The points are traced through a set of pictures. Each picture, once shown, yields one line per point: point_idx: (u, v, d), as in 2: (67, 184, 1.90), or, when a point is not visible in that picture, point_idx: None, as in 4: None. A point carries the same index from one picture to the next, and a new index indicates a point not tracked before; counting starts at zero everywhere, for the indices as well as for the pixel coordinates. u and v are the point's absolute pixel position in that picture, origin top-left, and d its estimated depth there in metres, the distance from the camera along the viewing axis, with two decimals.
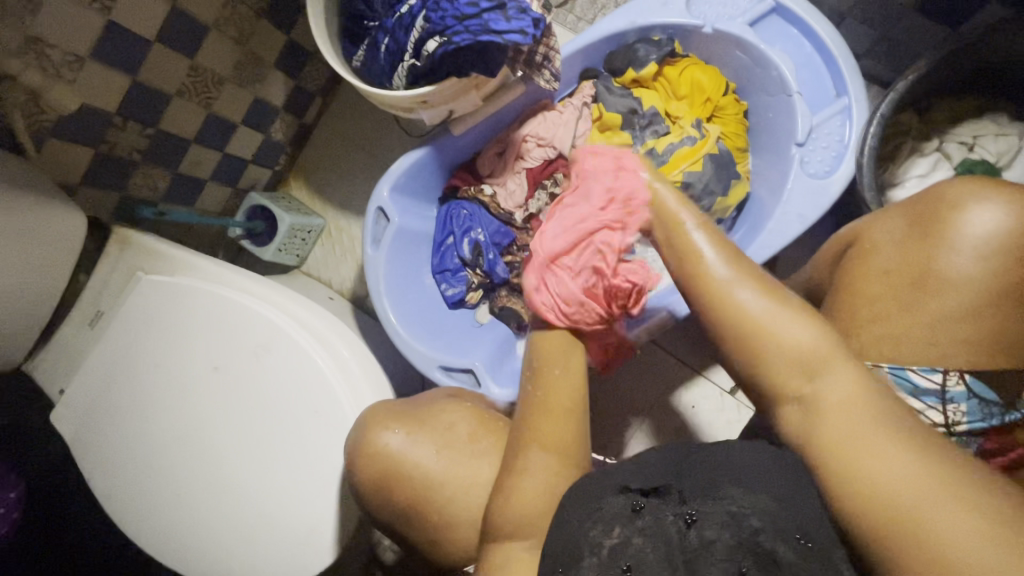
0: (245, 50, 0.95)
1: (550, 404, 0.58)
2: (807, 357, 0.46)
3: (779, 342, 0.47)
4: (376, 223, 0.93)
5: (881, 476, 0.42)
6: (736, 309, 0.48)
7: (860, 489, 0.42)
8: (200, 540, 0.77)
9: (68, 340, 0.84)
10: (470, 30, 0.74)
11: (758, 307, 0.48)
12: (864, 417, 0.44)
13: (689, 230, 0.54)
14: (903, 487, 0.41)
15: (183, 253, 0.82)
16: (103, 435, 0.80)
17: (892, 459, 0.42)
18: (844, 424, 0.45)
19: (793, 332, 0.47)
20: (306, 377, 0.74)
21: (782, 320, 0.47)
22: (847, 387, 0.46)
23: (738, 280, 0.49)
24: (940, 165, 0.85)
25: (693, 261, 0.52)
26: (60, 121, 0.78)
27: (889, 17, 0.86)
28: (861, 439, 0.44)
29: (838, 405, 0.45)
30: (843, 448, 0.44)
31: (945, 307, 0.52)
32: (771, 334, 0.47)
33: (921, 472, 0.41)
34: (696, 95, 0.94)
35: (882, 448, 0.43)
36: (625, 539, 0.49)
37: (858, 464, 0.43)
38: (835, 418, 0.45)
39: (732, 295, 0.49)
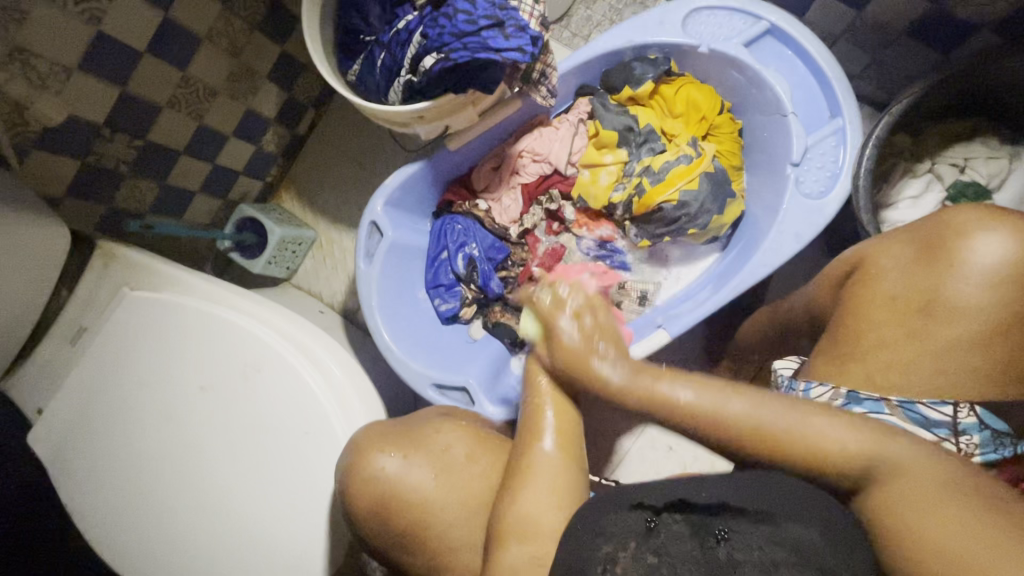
0: (237, 62, 0.93)
1: (560, 420, 0.58)
2: (854, 456, 0.48)
3: (817, 440, 0.49)
4: (369, 238, 0.92)
5: (930, 532, 0.44)
6: (743, 425, 0.49)
7: (915, 550, 0.44)
8: (183, 565, 0.74)
9: (48, 356, 0.81)
10: (467, 48, 0.73)
11: (752, 413, 0.49)
12: (921, 487, 0.46)
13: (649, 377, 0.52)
14: (964, 549, 0.42)
15: (171, 268, 0.80)
16: (83, 455, 0.77)
17: (945, 521, 0.44)
18: (902, 494, 0.46)
19: (827, 429, 0.49)
20: (296, 397, 0.72)
21: (771, 411, 0.49)
22: (903, 456, 0.48)
23: (722, 399, 0.50)
24: (931, 187, 0.86)
25: (671, 401, 0.51)
26: (46, 132, 0.76)
27: (881, 41, 0.87)
28: (910, 502, 0.46)
29: (893, 475, 0.48)
30: (900, 512, 0.46)
31: (952, 335, 0.52)
32: (804, 438, 0.49)
33: (971, 525, 0.43)
34: (692, 115, 0.94)
35: (940, 510, 0.44)
36: (637, 558, 0.48)
37: (912, 525, 0.45)
38: (886, 486, 0.48)
39: (717, 403, 0.50)
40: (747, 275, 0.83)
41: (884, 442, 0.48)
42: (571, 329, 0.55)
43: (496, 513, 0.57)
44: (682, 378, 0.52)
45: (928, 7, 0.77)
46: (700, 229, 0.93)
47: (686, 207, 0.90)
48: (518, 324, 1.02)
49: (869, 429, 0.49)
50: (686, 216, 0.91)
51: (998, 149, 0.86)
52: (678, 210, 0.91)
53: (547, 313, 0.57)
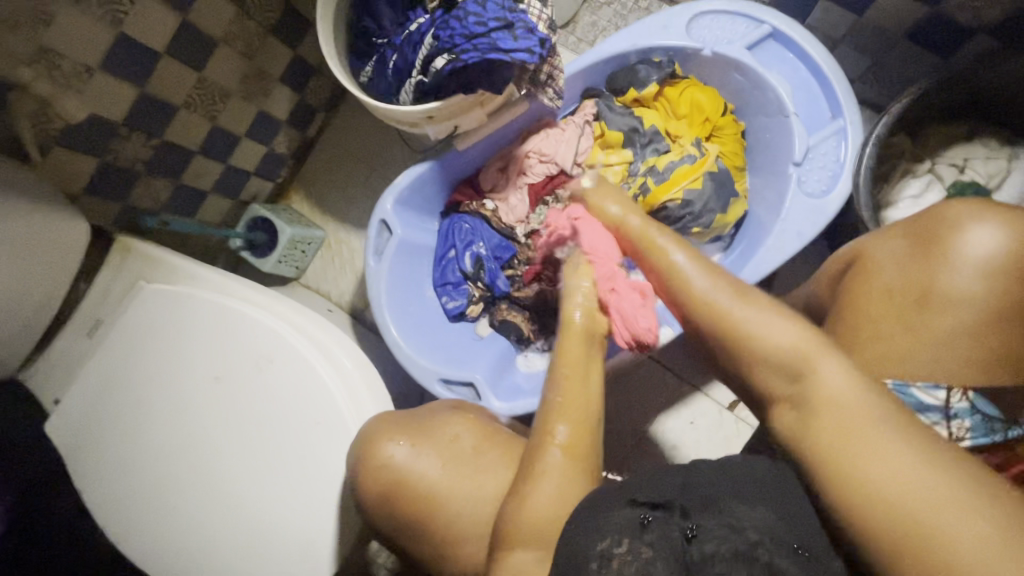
0: (252, 64, 0.96)
1: (574, 416, 0.58)
2: (797, 354, 0.45)
3: (760, 344, 0.46)
4: (379, 236, 0.94)
5: (879, 473, 0.40)
6: (722, 318, 0.48)
7: (858, 489, 0.40)
8: (194, 555, 0.75)
9: (65, 349, 0.83)
10: (478, 48, 0.75)
11: (743, 313, 0.47)
12: (856, 414, 0.42)
13: (665, 244, 0.56)
14: (912, 485, 0.39)
15: (186, 262, 0.82)
16: (98, 446, 0.79)
17: (885, 449, 0.40)
18: (839, 419, 0.42)
19: (773, 330, 0.46)
20: (307, 389, 0.74)
21: (748, 311, 0.47)
22: (840, 383, 0.43)
23: (721, 293, 0.49)
24: (932, 187, 0.88)
25: (676, 270, 0.52)
26: (67, 131, 0.78)
27: (880, 46, 0.89)
28: (858, 436, 0.41)
29: (826, 401, 0.43)
30: (840, 442, 0.42)
31: (946, 323, 0.53)
32: (756, 343, 0.46)
33: (920, 464, 0.39)
34: (696, 116, 0.96)
35: (879, 446, 0.40)
36: (633, 551, 0.49)
37: (859, 461, 0.41)
38: (832, 416, 0.43)
39: (716, 300, 0.49)
40: (750, 273, 0.84)
41: (839, 376, 0.44)
42: (636, 222, 0.62)
43: (504, 516, 0.58)
44: (693, 256, 0.53)
45: (926, 11, 0.79)
46: (704, 228, 0.95)
47: (690, 206, 0.93)
48: (523, 322, 1.02)
49: (817, 338, 0.45)
50: (690, 215, 0.93)
51: (997, 149, 0.87)
52: (682, 208, 0.93)
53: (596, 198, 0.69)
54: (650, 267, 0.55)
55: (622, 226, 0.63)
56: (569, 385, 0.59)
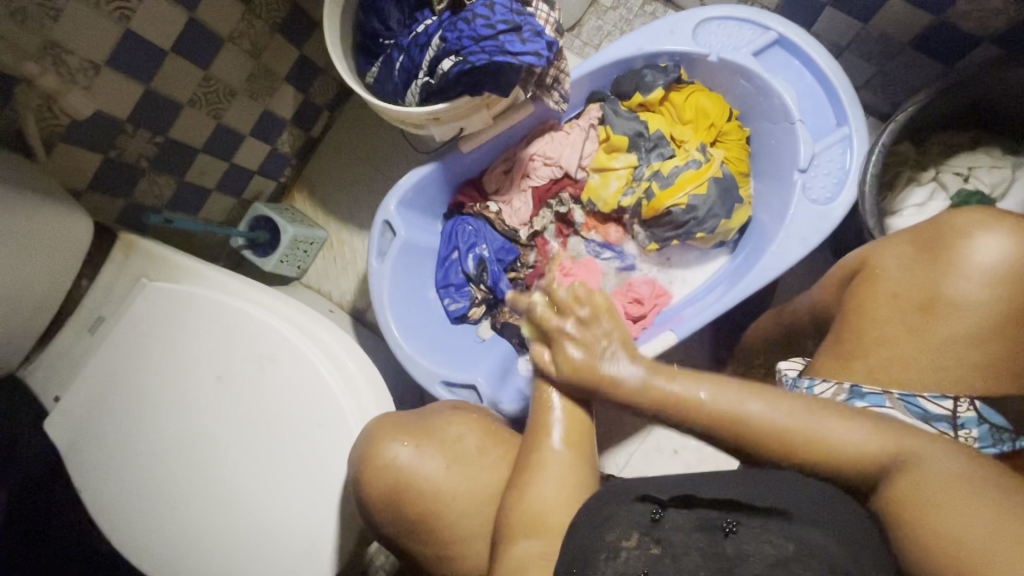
0: (258, 63, 0.96)
1: (566, 404, 0.59)
2: (862, 447, 0.50)
3: (824, 438, 0.50)
4: (382, 237, 0.93)
5: (962, 534, 0.43)
6: (755, 424, 0.52)
7: (945, 546, 0.43)
8: (193, 554, 0.75)
9: (66, 346, 0.83)
10: (485, 51, 0.75)
11: (773, 416, 0.52)
12: (939, 479, 0.46)
13: (666, 381, 0.55)
14: (986, 549, 0.41)
15: (190, 261, 0.82)
16: (97, 444, 0.78)
17: (959, 515, 0.44)
18: (919, 493, 0.46)
19: (829, 428, 0.51)
20: (311, 388, 0.73)
21: (774, 408, 0.52)
22: (929, 460, 0.48)
23: (745, 397, 0.53)
24: (936, 195, 0.88)
25: (681, 392, 0.54)
26: (72, 126, 0.78)
27: (885, 54, 0.89)
28: (939, 504, 0.45)
29: (912, 483, 0.47)
30: (919, 513, 0.46)
31: (952, 330, 0.54)
32: (810, 436, 0.51)
33: (995, 523, 0.42)
34: (701, 121, 0.97)
35: (959, 517, 0.44)
36: (642, 546, 0.50)
37: (939, 525, 0.44)
38: (913, 491, 0.47)
39: (747, 398, 0.53)
40: (754, 278, 0.84)
41: (933, 456, 0.48)
42: (577, 350, 0.57)
43: (506, 510, 0.58)
44: (695, 376, 0.55)
45: (932, 19, 0.79)
46: (708, 233, 0.95)
47: (695, 211, 0.93)
48: (526, 324, 1.02)
49: (881, 430, 0.50)
50: (695, 220, 0.93)
51: (1000, 158, 0.87)
52: (686, 214, 0.93)
53: (553, 324, 0.59)
54: (654, 402, 0.55)
55: (590, 369, 0.57)
56: (560, 381, 0.60)
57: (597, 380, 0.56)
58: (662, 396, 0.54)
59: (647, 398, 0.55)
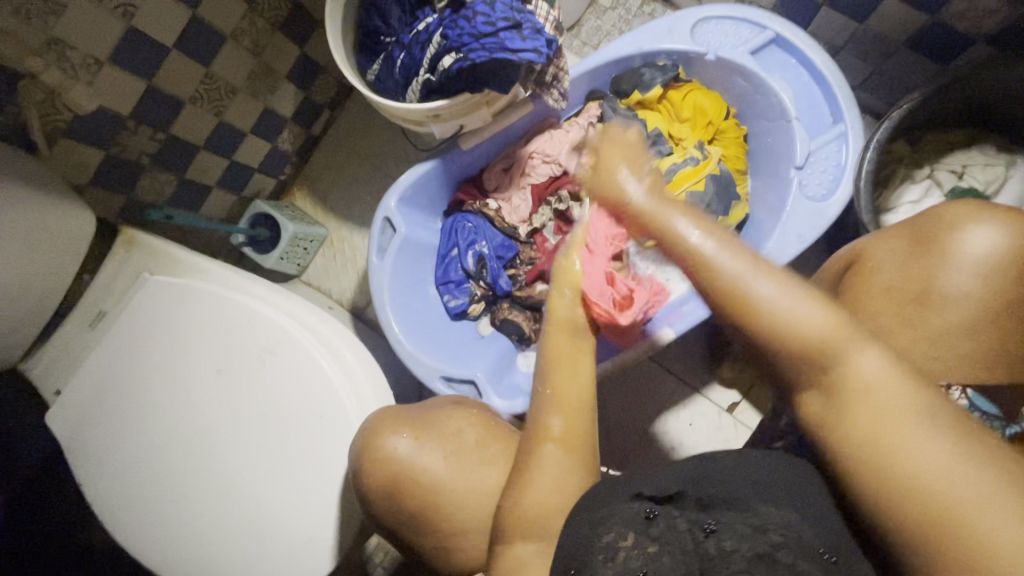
0: (259, 61, 0.97)
1: (566, 405, 0.57)
2: (826, 337, 0.41)
3: (792, 325, 0.41)
4: (382, 233, 0.94)
5: (922, 467, 0.38)
6: (739, 293, 0.42)
7: (905, 480, 0.38)
8: (195, 547, 0.75)
9: (67, 341, 0.83)
10: (485, 48, 0.76)
11: (767, 287, 0.42)
12: (897, 406, 0.39)
13: (670, 214, 0.48)
14: (960, 486, 0.37)
15: (191, 255, 0.83)
16: (99, 438, 0.79)
17: (924, 441, 0.38)
18: (877, 408, 0.40)
19: (803, 312, 0.41)
20: (311, 380, 0.74)
21: (746, 269, 0.43)
22: (878, 373, 0.40)
23: (728, 256, 0.44)
24: (930, 192, 0.89)
25: (677, 245, 0.46)
26: (75, 122, 0.78)
27: (881, 53, 0.90)
28: (899, 429, 0.39)
29: (862, 395, 0.40)
30: (879, 440, 0.39)
31: (945, 321, 0.54)
32: (779, 318, 0.41)
33: (960, 461, 0.37)
34: (699, 119, 0.98)
35: (926, 446, 0.38)
36: (638, 546, 0.51)
37: (901, 454, 0.39)
38: (869, 405, 0.40)
39: (730, 276, 0.43)
40: None
41: (874, 364, 0.41)
42: (637, 188, 0.53)
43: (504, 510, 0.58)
44: (696, 225, 0.46)
45: (926, 19, 0.80)
46: None
47: None
48: (525, 321, 1.03)
49: (848, 323, 0.41)
50: None
51: (995, 156, 0.89)
52: None
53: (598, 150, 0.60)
54: (652, 233, 0.49)
55: (617, 194, 0.54)
56: (557, 376, 0.59)
57: (619, 202, 0.54)
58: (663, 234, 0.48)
59: (654, 225, 0.49)
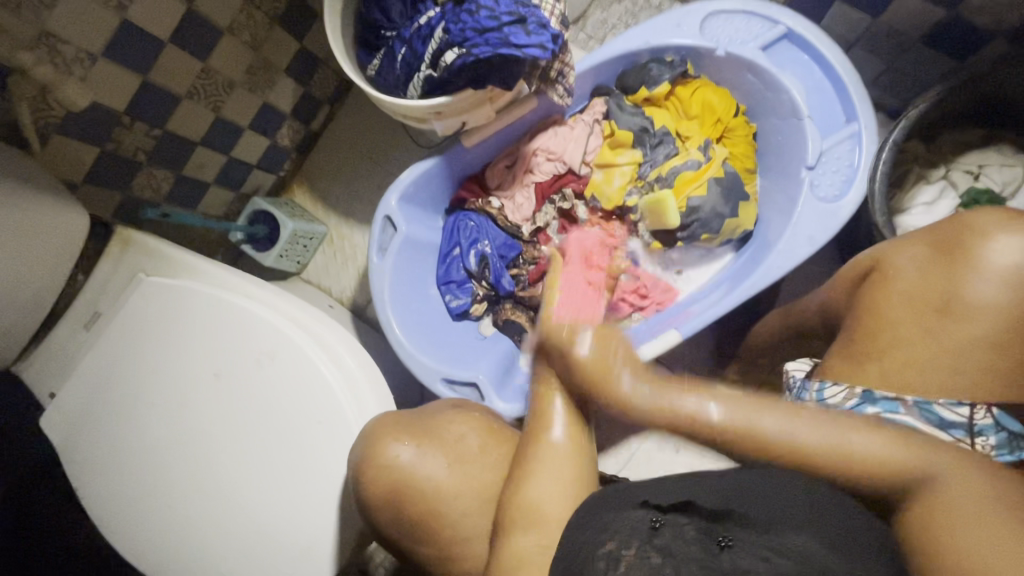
0: (257, 55, 0.94)
1: (566, 398, 0.59)
2: (879, 463, 0.47)
3: (846, 455, 0.48)
4: (382, 232, 0.92)
5: (984, 556, 0.42)
6: (688, 422, 0.50)
7: (966, 574, 0.42)
8: (192, 553, 0.74)
9: (62, 341, 0.82)
10: (489, 43, 0.74)
11: (723, 415, 0.49)
12: (961, 510, 0.45)
13: (609, 367, 0.52)
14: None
15: (188, 255, 0.81)
16: (94, 441, 0.77)
17: (977, 539, 0.43)
18: (945, 516, 0.45)
19: (851, 443, 0.48)
20: (310, 385, 0.72)
21: (762, 418, 0.49)
22: (907, 459, 0.47)
23: (676, 395, 0.51)
24: (946, 194, 0.87)
25: (614, 386, 0.52)
26: (68, 118, 0.76)
27: (896, 49, 0.87)
28: (956, 527, 0.44)
29: (939, 502, 0.46)
30: (950, 531, 0.45)
31: (974, 333, 0.52)
32: (794, 446, 0.49)
33: (1013, 549, 0.42)
34: (707, 116, 0.96)
35: (989, 535, 0.43)
36: (642, 555, 0.46)
37: (955, 549, 0.44)
38: (931, 513, 0.46)
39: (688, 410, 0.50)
40: (759, 277, 0.83)
41: (904, 453, 0.48)
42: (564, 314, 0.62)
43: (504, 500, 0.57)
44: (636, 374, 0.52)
45: (944, 14, 0.77)
46: (713, 234, 0.94)
47: (697, 212, 0.92)
48: (529, 322, 1.02)
49: (896, 439, 0.48)
50: (698, 222, 0.93)
51: (1013, 156, 0.86)
52: (689, 215, 0.92)
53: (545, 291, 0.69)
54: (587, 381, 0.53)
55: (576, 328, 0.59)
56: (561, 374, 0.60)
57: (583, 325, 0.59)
58: (591, 380, 0.53)
59: (587, 380, 0.53)
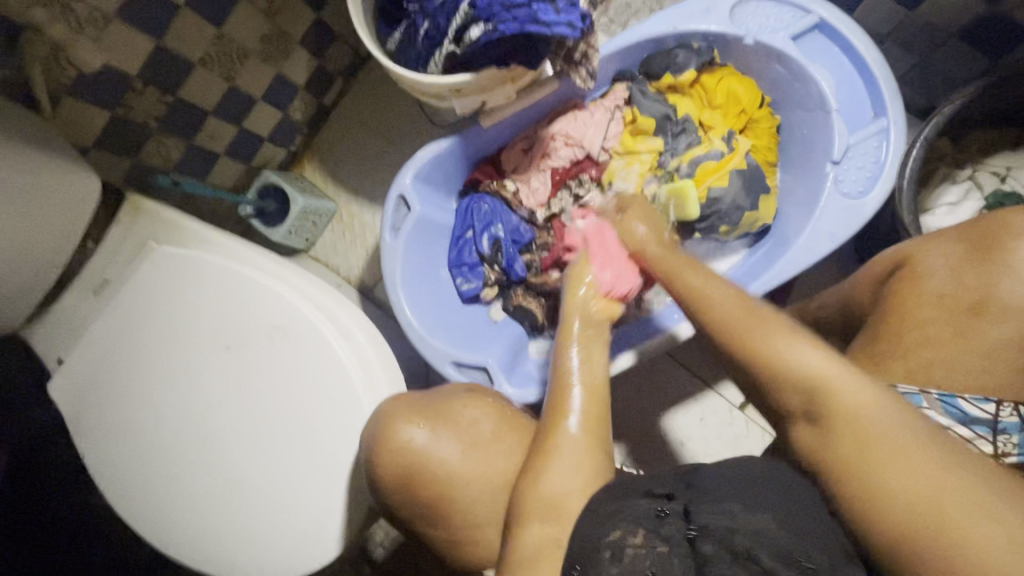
0: (273, 25, 0.92)
1: (585, 381, 0.60)
2: (812, 377, 0.44)
3: (789, 364, 0.45)
4: (396, 211, 0.91)
5: (907, 482, 0.39)
6: (703, 302, 0.52)
7: (894, 503, 0.39)
8: (195, 527, 0.74)
9: (69, 309, 0.81)
10: (516, 19, 0.71)
11: (719, 294, 0.52)
12: (883, 423, 0.41)
13: (682, 265, 0.58)
14: (897, 432, 0.41)
15: (199, 226, 0.80)
16: (100, 412, 0.77)
17: (913, 466, 0.39)
18: (863, 440, 0.41)
19: (801, 354, 0.45)
20: (319, 362, 0.72)
21: (718, 290, 0.53)
22: (868, 406, 0.42)
23: (709, 287, 0.53)
24: (971, 194, 0.86)
25: (678, 281, 0.56)
26: (80, 80, 0.74)
27: (928, 45, 0.85)
28: (880, 451, 0.40)
29: (849, 414, 0.42)
30: (869, 455, 0.41)
31: (1000, 334, 0.52)
32: (793, 365, 0.45)
33: (943, 474, 0.38)
34: (732, 107, 0.94)
35: (903, 446, 0.40)
36: (648, 544, 0.49)
37: (887, 483, 0.39)
38: (858, 431, 0.42)
39: (727, 314, 0.50)
40: (774, 274, 0.82)
41: (862, 394, 0.43)
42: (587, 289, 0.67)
43: (517, 499, 0.57)
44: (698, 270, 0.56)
45: (984, 9, 0.76)
46: (731, 226, 0.93)
47: (716, 204, 0.91)
48: (539, 308, 1.00)
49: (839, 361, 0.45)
50: (716, 214, 0.91)
51: None
52: (708, 207, 0.91)
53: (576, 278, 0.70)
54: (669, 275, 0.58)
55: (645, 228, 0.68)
56: (578, 366, 0.61)
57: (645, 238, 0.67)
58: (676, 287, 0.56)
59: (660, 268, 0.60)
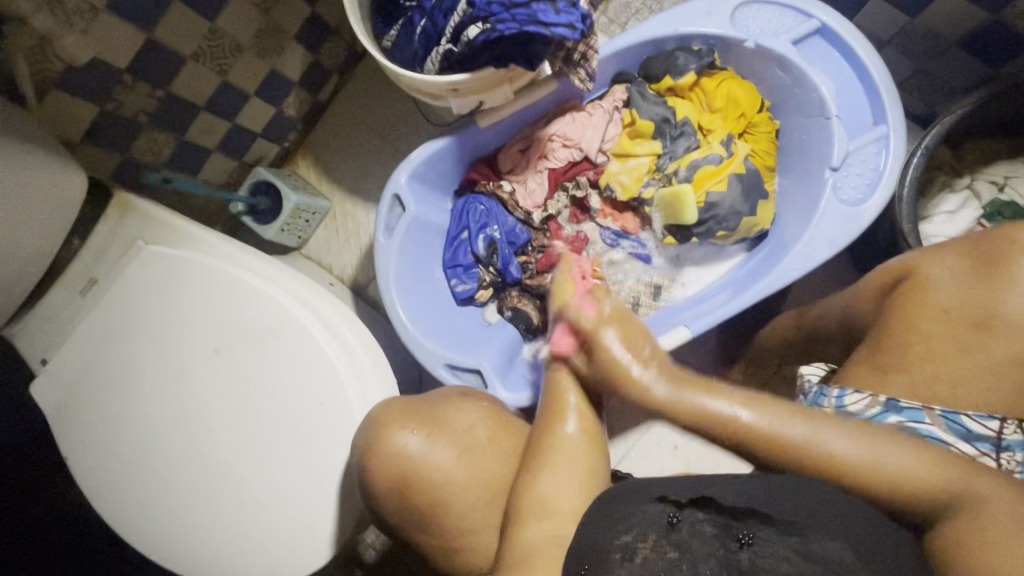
0: (268, 20, 0.90)
1: (580, 389, 0.59)
2: (914, 480, 0.46)
3: (887, 474, 0.47)
4: (390, 212, 0.89)
5: (1018, 569, 0.41)
6: (756, 426, 0.49)
7: None
8: (182, 532, 0.73)
9: (56, 307, 0.79)
10: (516, 19, 0.70)
11: (769, 418, 0.49)
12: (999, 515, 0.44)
13: (702, 397, 0.51)
14: (1001, 513, 0.44)
15: (189, 224, 0.78)
16: (86, 414, 0.75)
17: (1019, 554, 0.41)
18: (976, 530, 0.44)
19: (890, 457, 0.47)
20: (311, 365, 0.70)
21: (763, 409, 0.50)
22: (970, 491, 0.46)
23: (759, 402, 0.50)
24: (969, 203, 0.87)
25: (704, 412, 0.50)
26: (67, 73, 0.72)
27: (929, 52, 0.85)
28: (992, 540, 0.43)
29: (970, 506, 0.45)
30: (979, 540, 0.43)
31: (999, 348, 0.52)
32: (825, 449, 0.48)
33: None
34: (731, 110, 0.93)
35: (1006, 533, 0.43)
36: (659, 550, 0.49)
37: (998, 565, 0.42)
38: (974, 525, 0.44)
39: (788, 434, 0.48)
40: (773, 279, 0.81)
41: (969, 485, 0.46)
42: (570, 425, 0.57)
43: (513, 497, 0.57)
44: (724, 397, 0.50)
45: (986, 17, 0.75)
46: (728, 231, 0.92)
47: (714, 209, 0.90)
48: (533, 310, 0.99)
49: (930, 458, 0.47)
50: (713, 219, 0.91)
51: None
52: (705, 211, 0.90)
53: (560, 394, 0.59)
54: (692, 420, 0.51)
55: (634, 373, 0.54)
56: (575, 373, 0.60)
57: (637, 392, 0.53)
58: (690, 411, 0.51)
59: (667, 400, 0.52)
